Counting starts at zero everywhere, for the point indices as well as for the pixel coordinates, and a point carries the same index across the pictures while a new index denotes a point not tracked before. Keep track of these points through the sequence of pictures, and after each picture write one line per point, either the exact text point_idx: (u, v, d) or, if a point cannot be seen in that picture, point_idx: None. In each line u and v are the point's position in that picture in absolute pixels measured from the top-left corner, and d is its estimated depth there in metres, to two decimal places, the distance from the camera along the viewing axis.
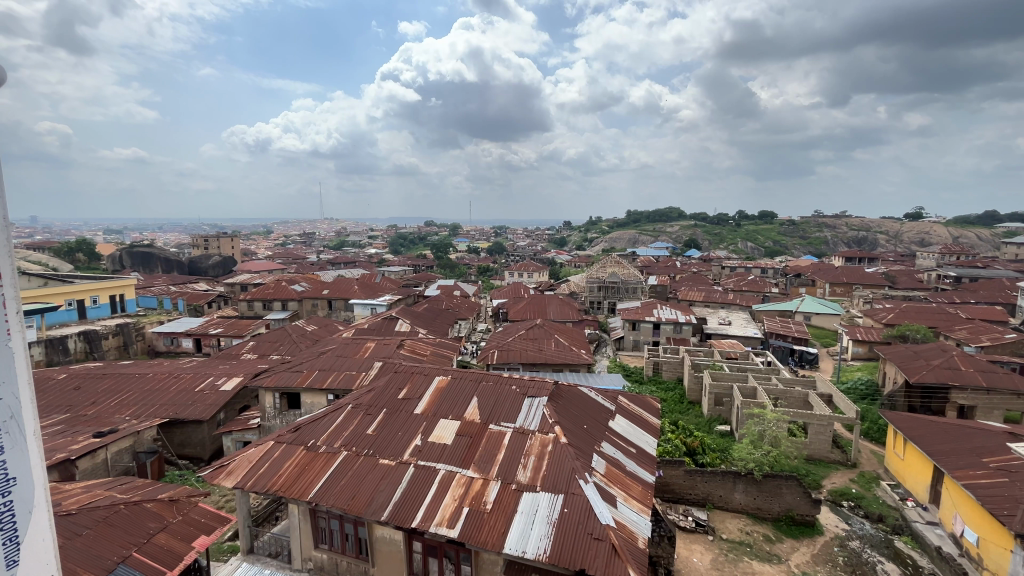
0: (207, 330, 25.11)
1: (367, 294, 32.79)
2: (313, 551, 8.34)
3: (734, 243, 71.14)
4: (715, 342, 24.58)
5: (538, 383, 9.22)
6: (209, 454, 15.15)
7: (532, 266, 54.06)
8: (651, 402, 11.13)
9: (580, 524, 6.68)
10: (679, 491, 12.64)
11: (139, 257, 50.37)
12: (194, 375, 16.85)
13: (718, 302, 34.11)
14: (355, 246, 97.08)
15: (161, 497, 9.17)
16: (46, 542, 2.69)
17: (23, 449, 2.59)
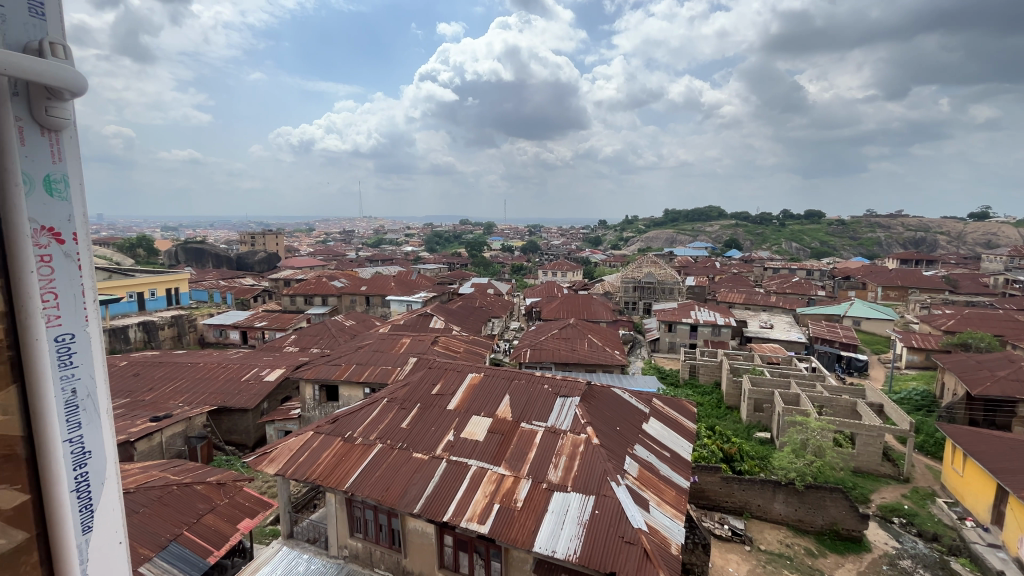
0: (253, 323, 26.35)
1: (403, 291, 33.58)
2: (349, 539, 8.63)
3: (778, 244, 68.60)
4: (756, 346, 23.74)
5: (571, 383, 9.21)
6: (253, 442, 15.90)
7: (565, 265, 53.78)
8: (686, 406, 10.91)
9: (612, 527, 6.64)
10: (715, 498, 12.30)
11: (192, 253, 53.43)
12: (241, 366, 17.75)
13: (760, 305, 32.95)
14: (392, 244, 99.43)
15: (210, 480, 9.70)
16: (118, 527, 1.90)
17: (96, 414, 1.81)
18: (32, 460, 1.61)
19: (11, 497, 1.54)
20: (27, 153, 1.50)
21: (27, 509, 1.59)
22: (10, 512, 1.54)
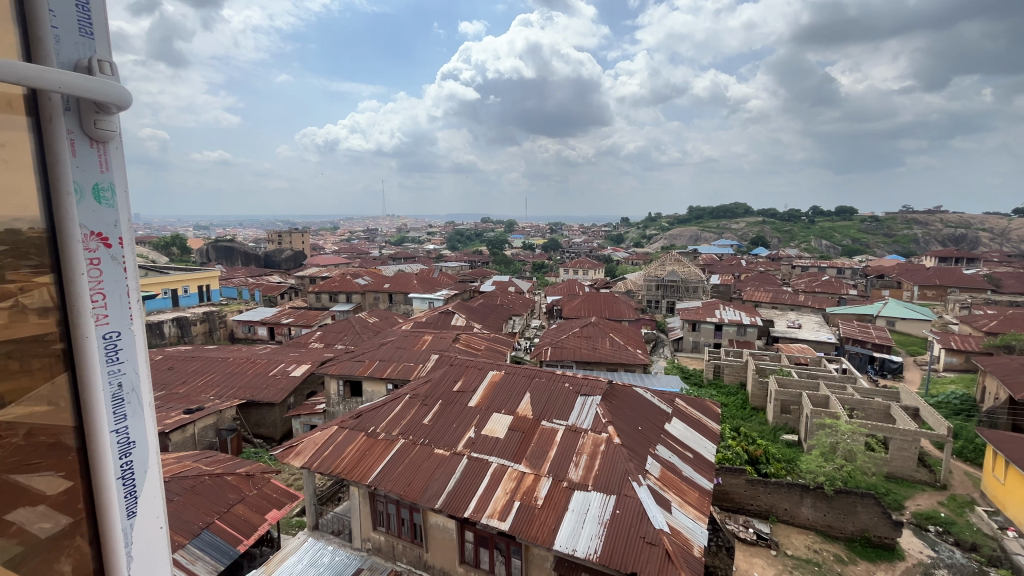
0: (280, 320, 27.07)
1: (425, 288, 33.96)
2: (372, 532, 8.81)
3: (807, 241, 66.71)
4: (783, 346, 23.18)
5: (592, 382, 9.19)
6: (280, 435, 16.34)
7: (587, 263, 53.44)
8: (710, 407, 10.75)
9: (633, 527, 6.61)
10: (739, 500, 12.11)
11: (222, 251, 55.19)
12: (268, 362, 18.26)
13: (787, 304, 32.13)
14: (414, 242, 100.52)
15: (239, 471, 10.02)
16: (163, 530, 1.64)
17: (142, 397, 1.58)
18: (81, 448, 1.38)
19: (56, 483, 1.32)
20: (78, 165, 1.27)
21: (75, 497, 1.37)
22: (56, 497, 1.32)
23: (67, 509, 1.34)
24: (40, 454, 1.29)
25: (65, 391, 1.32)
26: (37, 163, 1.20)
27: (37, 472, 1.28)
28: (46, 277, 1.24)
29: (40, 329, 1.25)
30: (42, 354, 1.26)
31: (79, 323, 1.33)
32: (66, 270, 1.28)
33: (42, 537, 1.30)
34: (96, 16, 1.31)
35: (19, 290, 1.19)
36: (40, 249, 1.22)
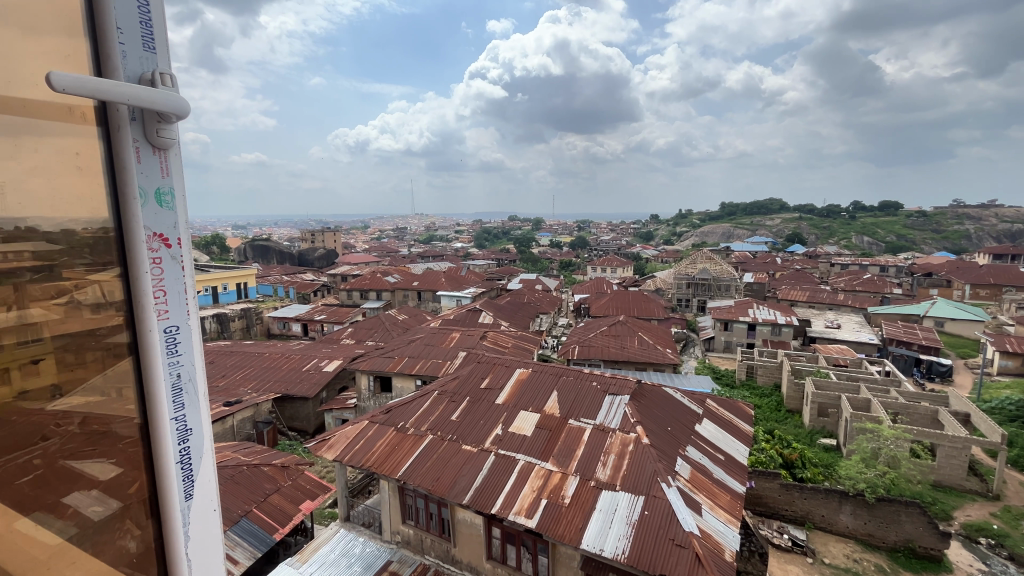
0: (313, 317, 27.90)
1: (453, 286, 34.35)
2: (401, 525, 9.00)
3: (848, 239, 64.01)
4: (821, 347, 22.36)
5: (620, 381, 9.14)
6: (313, 428, 16.84)
7: (616, 260, 52.79)
8: (742, 408, 10.50)
9: (661, 529, 6.54)
10: (773, 505, 11.78)
11: (259, 249, 57.22)
12: (302, 357, 18.87)
13: (826, 303, 30.94)
14: (442, 241, 101.68)
15: (275, 462, 10.41)
16: (216, 514, 1.72)
17: (199, 387, 1.65)
18: (135, 437, 1.44)
19: (108, 469, 1.40)
20: (143, 170, 1.35)
21: (128, 481, 1.44)
22: (108, 481, 1.40)
23: (118, 494, 1.42)
24: (92, 442, 1.36)
25: (119, 381, 1.38)
26: (106, 171, 1.28)
27: (93, 458, 1.36)
28: (99, 275, 1.31)
29: (91, 324, 1.32)
30: (94, 348, 1.33)
31: (133, 320, 1.40)
32: (126, 270, 1.36)
33: (95, 518, 1.38)
34: (159, 31, 1.40)
35: (74, 286, 1.27)
36: (95, 248, 1.29)
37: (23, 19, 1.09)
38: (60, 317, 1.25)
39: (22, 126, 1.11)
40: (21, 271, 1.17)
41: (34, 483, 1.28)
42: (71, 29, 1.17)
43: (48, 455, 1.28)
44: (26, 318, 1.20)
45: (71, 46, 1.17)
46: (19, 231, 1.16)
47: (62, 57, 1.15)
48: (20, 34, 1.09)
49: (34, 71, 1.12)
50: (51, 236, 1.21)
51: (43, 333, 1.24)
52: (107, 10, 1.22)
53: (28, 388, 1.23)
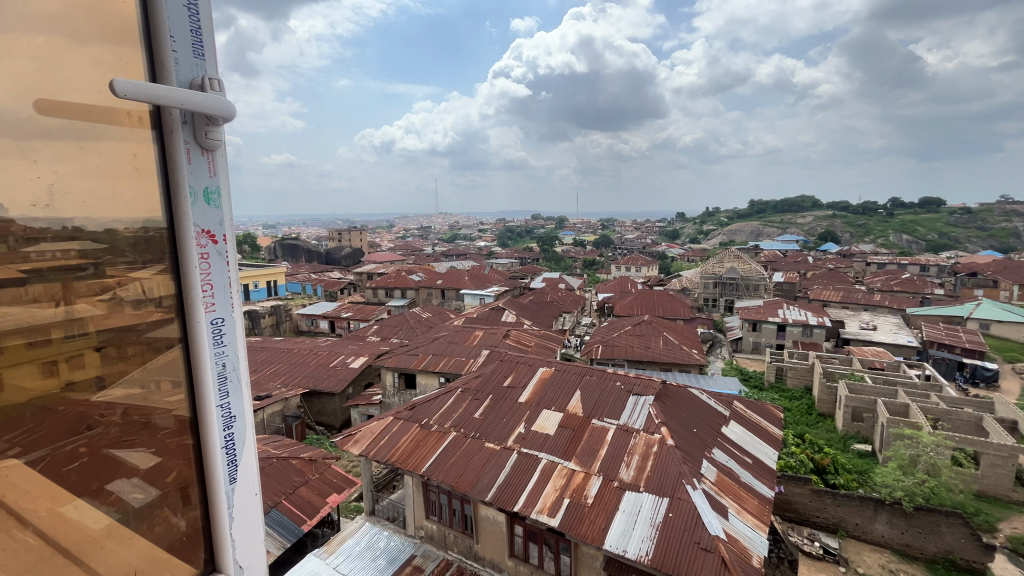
0: (340, 314, 28.52)
1: (476, 284, 34.56)
2: (425, 520, 9.15)
3: (885, 237, 61.53)
4: (856, 349, 21.59)
5: (645, 381, 9.05)
6: (340, 423, 17.23)
7: (640, 259, 52.16)
8: (771, 411, 10.26)
9: (686, 532, 6.44)
10: (804, 512, 11.45)
11: (288, 248, 58.76)
12: (329, 354, 19.32)
13: (861, 304, 29.85)
14: (466, 239, 102.32)
15: (303, 456, 10.69)
16: (256, 500, 1.79)
17: (241, 376, 1.71)
18: (175, 428, 1.50)
19: (148, 458, 1.46)
20: (192, 170, 1.43)
21: (167, 470, 1.50)
22: (149, 469, 1.46)
23: (157, 482, 1.48)
24: (133, 432, 1.42)
25: (159, 373, 1.44)
26: (158, 172, 1.36)
27: (134, 447, 1.42)
28: (139, 273, 1.36)
29: (134, 320, 1.38)
30: (135, 342, 1.38)
31: (176, 314, 1.46)
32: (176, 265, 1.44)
33: (136, 504, 1.44)
34: (207, 37, 1.47)
35: (117, 284, 1.32)
36: (138, 246, 1.35)
37: (75, 31, 1.17)
38: (104, 312, 1.30)
39: (69, 129, 1.17)
40: (68, 267, 1.23)
41: (80, 470, 1.33)
42: (129, 38, 1.25)
43: (92, 444, 1.33)
44: (72, 313, 1.26)
45: (126, 54, 1.25)
46: (65, 230, 1.21)
47: (113, 68, 1.23)
48: (67, 45, 1.15)
49: (75, 79, 1.18)
50: (96, 236, 1.26)
51: (88, 327, 1.29)
52: (161, 21, 1.31)
53: (74, 379, 1.28)
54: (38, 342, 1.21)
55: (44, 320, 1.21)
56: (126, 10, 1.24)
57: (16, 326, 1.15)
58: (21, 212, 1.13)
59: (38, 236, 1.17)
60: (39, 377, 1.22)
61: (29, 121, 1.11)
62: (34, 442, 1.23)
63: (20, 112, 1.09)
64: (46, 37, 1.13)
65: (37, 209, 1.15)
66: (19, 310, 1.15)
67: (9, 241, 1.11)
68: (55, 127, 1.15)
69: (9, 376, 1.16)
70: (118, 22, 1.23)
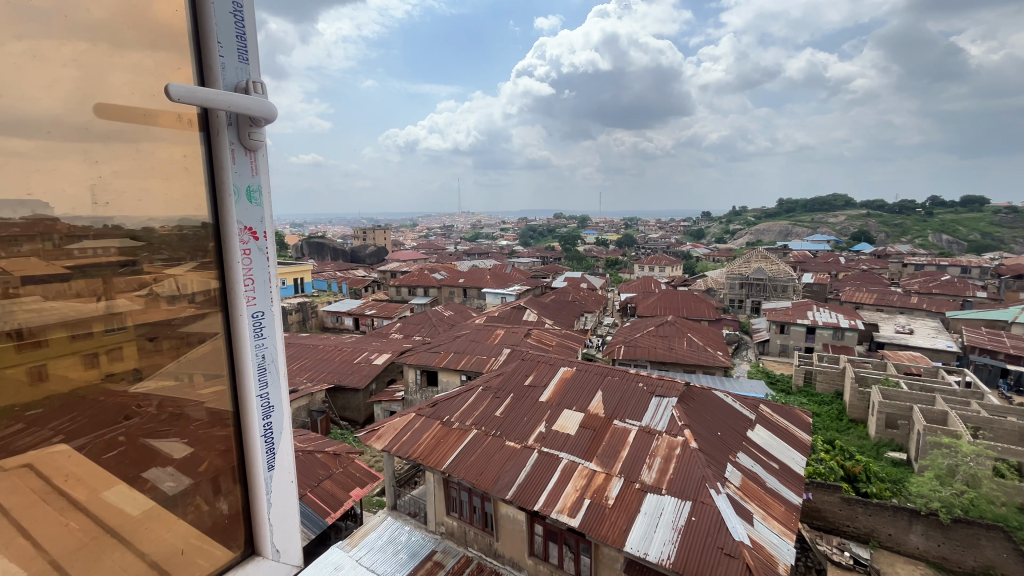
0: (364, 311, 29.04)
1: (498, 283, 34.70)
2: (446, 516, 9.26)
3: (924, 237, 59.07)
4: (890, 354, 20.84)
5: (667, 383, 8.94)
6: (363, 418, 17.56)
7: (664, 258, 51.43)
8: (799, 416, 10.01)
9: (710, 536, 6.34)
10: (833, 520, 11.13)
11: (315, 246, 59.98)
12: (353, 350, 19.71)
13: (896, 307, 28.77)
14: (488, 238, 102.72)
15: (328, 450, 10.96)
16: (291, 489, 1.83)
17: (279, 366, 1.76)
18: (205, 420, 1.55)
19: (181, 448, 1.51)
20: (236, 169, 1.48)
21: (199, 460, 1.55)
22: (183, 459, 1.51)
23: (190, 472, 1.53)
24: (167, 423, 1.47)
25: (191, 367, 1.48)
26: (204, 169, 1.42)
27: (168, 437, 1.47)
28: (174, 270, 1.40)
29: (168, 315, 1.42)
30: (170, 336, 1.43)
31: (212, 308, 1.51)
32: (216, 261, 1.50)
33: (169, 493, 1.49)
34: (251, 43, 1.52)
35: (153, 279, 1.36)
36: (172, 246, 1.40)
37: (117, 40, 1.23)
38: (141, 307, 1.35)
39: (111, 135, 1.23)
40: (108, 263, 1.28)
41: (117, 458, 1.39)
42: (178, 43, 1.32)
43: (130, 433, 1.39)
44: (113, 308, 1.31)
45: (167, 59, 1.31)
46: (106, 228, 1.27)
47: (154, 73, 1.29)
48: (110, 51, 1.22)
49: (118, 84, 1.24)
50: (134, 234, 1.32)
51: (127, 322, 1.34)
52: (210, 27, 1.38)
53: (113, 370, 1.34)
54: (80, 335, 1.27)
55: (87, 314, 1.26)
56: (169, 16, 1.30)
57: (60, 318, 1.22)
58: (70, 212, 1.20)
59: (82, 233, 1.23)
60: (81, 369, 1.28)
61: (82, 123, 1.18)
62: (77, 429, 1.30)
63: (66, 115, 1.16)
64: (90, 45, 1.20)
65: (94, 206, 1.24)
66: (63, 305, 1.22)
67: (55, 239, 1.19)
68: (106, 129, 1.22)
69: (54, 367, 1.23)
70: (160, 28, 1.29)
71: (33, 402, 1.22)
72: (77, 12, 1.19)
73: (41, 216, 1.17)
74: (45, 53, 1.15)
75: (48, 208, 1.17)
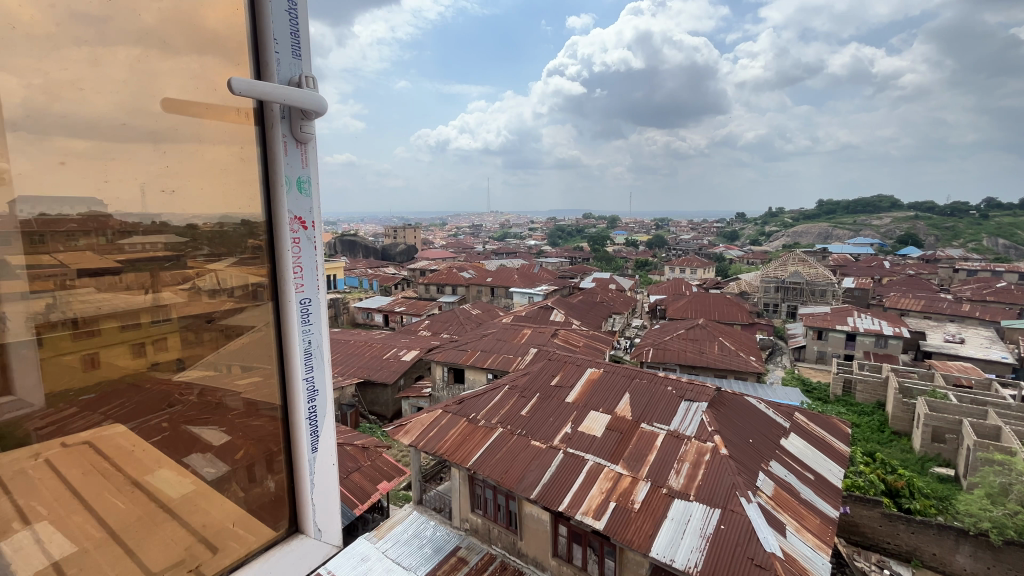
0: (393, 308, 29.57)
1: (525, 283, 34.76)
2: (470, 513, 9.35)
3: (978, 241, 55.79)
4: (938, 364, 19.78)
5: (698, 388, 8.76)
6: (391, 413, 17.89)
7: (696, 260, 50.32)
8: (837, 426, 9.64)
9: (739, 546, 6.18)
10: (872, 536, 10.63)
11: (346, 244, 61.52)
12: (383, 347, 20.10)
13: (945, 314, 27.31)
14: (516, 238, 102.87)
15: (357, 444, 11.24)
16: (332, 474, 1.89)
17: (324, 353, 1.81)
18: (242, 409, 1.58)
19: (219, 436, 1.54)
20: (288, 160, 1.54)
21: (236, 447, 1.59)
22: (220, 446, 1.55)
23: (227, 459, 1.57)
24: (207, 411, 1.51)
25: (230, 358, 1.52)
26: (257, 162, 1.48)
27: (207, 424, 1.51)
28: (216, 265, 1.45)
29: (209, 308, 1.46)
30: (209, 329, 1.47)
31: (250, 301, 1.55)
32: (259, 252, 1.54)
33: (210, 477, 1.53)
34: (303, 40, 1.58)
35: (196, 274, 1.41)
36: (214, 241, 1.44)
37: (165, 44, 1.29)
38: (185, 300, 1.40)
39: (162, 136, 1.29)
40: (157, 258, 1.33)
41: (162, 443, 1.44)
42: (232, 48, 1.39)
43: (173, 420, 1.44)
44: (158, 300, 1.36)
45: (211, 63, 1.35)
46: (154, 225, 1.32)
47: (203, 76, 1.35)
48: (160, 55, 1.29)
49: (174, 88, 1.32)
50: (178, 230, 1.36)
51: (171, 314, 1.38)
52: (267, 25, 1.44)
53: (159, 359, 1.38)
54: (129, 326, 1.32)
55: (135, 305, 1.32)
56: (215, 20, 1.34)
57: (113, 309, 1.28)
58: (121, 209, 1.26)
59: (131, 229, 1.28)
60: (131, 357, 1.34)
61: (155, 123, 1.28)
62: (125, 414, 1.36)
63: (124, 118, 1.24)
64: (143, 50, 1.26)
65: (163, 195, 1.32)
66: (112, 296, 1.27)
67: (107, 234, 1.25)
68: (173, 123, 1.30)
69: (105, 356, 1.29)
70: (209, 35, 1.34)
71: (86, 387, 1.30)
72: (132, 20, 1.26)
73: (96, 213, 1.24)
74: (103, 58, 1.22)
75: (102, 205, 1.24)
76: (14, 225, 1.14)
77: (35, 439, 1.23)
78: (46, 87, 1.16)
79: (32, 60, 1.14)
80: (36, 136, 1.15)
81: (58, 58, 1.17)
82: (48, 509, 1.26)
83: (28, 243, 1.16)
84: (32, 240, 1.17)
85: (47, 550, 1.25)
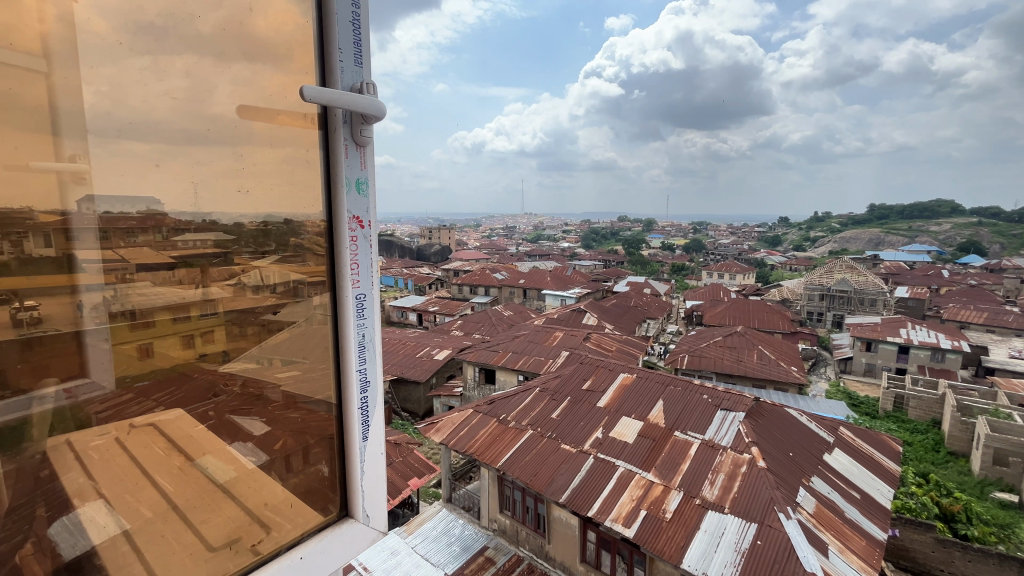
0: (427, 308, 30.08)
1: (558, 285, 34.65)
2: (498, 514, 9.38)
3: None
4: (1002, 381, 18.41)
5: (735, 397, 8.50)
6: (423, 411, 18.17)
7: (735, 265, 48.80)
8: (886, 442, 9.15)
9: (777, 563, 5.94)
10: (924, 562, 10.00)
11: (383, 245, 63.07)
12: (416, 346, 20.44)
13: (1010, 328, 25.41)
14: (550, 240, 102.77)
15: (389, 440, 11.48)
16: (378, 465, 1.95)
17: (375, 347, 1.88)
18: (282, 401, 1.64)
19: (261, 426, 1.59)
20: (347, 163, 1.61)
21: (276, 438, 1.64)
22: (261, 436, 1.60)
23: (267, 449, 1.61)
24: (249, 402, 1.56)
25: (272, 352, 1.57)
26: (319, 164, 1.56)
27: (251, 415, 1.57)
28: (260, 262, 1.49)
29: (254, 303, 1.51)
30: (252, 323, 1.51)
31: (291, 298, 1.59)
32: (301, 250, 1.58)
33: (254, 464, 1.58)
34: (364, 47, 1.65)
35: (242, 271, 1.46)
36: (259, 238, 1.49)
37: (221, 53, 1.37)
38: (231, 295, 1.45)
39: (215, 140, 1.36)
40: (205, 254, 1.39)
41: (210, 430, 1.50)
42: (288, 54, 1.45)
43: (219, 409, 1.49)
44: (208, 294, 1.42)
45: (265, 72, 1.42)
46: (205, 223, 1.38)
47: (253, 82, 1.42)
48: (215, 63, 1.36)
49: (244, 95, 1.40)
50: (227, 228, 1.42)
51: (218, 308, 1.44)
52: (331, 33, 1.52)
53: (206, 351, 1.44)
54: (180, 318, 1.39)
55: (186, 298, 1.38)
56: (271, 31, 1.42)
57: (166, 302, 1.36)
58: (177, 207, 1.33)
59: (184, 227, 1.34)
60: (180, 348, 1.40)
61: (228, 125, 1.38)
62: (175, 402, 1.43)
63: (183, 126, 1.32)
64: (198, 57, 1.34)
65: (233, 194, 1.41)
66: (168, 291, 1.35)
67: (163, 231, 1.31)
68: (245, 127, 1.40)
69: (158, 345, 1.37)
70: (262, 44, 1.41)
71: (141, 374, 1.38)
72: (190, 30, 1.34)
73: (154, 212, 1.31)
74: (171, 67, 1.31)
75: (160, 204, 1.31)
76: (91, 220, 1.24)
77: (95, 422, 1.32)
78: (119, 93, 1.26)
79: (113, 69, 1.24)
80: (109, 139, 1.25)
81: (129, 66, 1.27)
82: (109, 488, 1.35)
83: (99, 238, 1.25)
84: (101, 236, 1.26)
85: (108, 523, 1.34)
